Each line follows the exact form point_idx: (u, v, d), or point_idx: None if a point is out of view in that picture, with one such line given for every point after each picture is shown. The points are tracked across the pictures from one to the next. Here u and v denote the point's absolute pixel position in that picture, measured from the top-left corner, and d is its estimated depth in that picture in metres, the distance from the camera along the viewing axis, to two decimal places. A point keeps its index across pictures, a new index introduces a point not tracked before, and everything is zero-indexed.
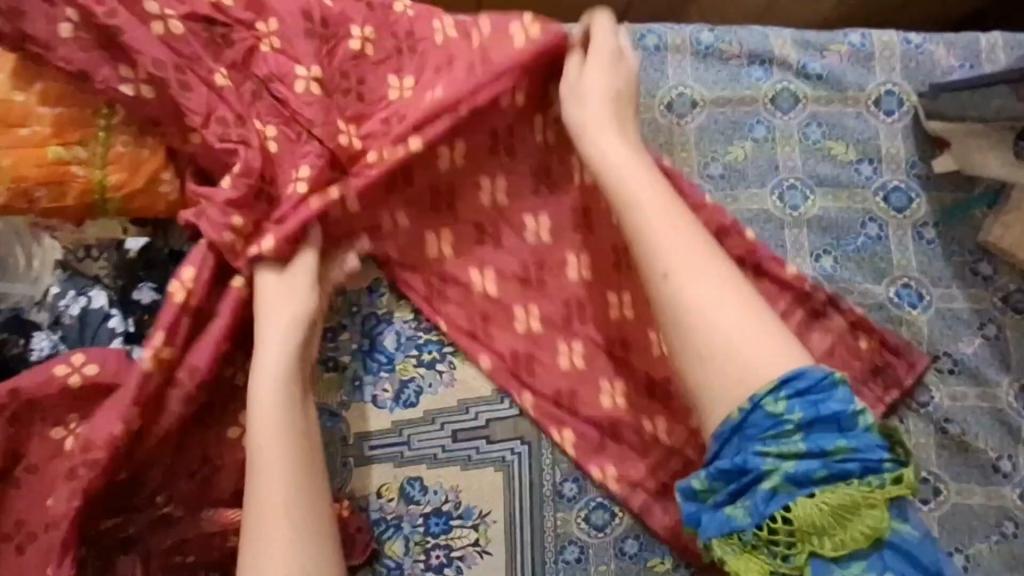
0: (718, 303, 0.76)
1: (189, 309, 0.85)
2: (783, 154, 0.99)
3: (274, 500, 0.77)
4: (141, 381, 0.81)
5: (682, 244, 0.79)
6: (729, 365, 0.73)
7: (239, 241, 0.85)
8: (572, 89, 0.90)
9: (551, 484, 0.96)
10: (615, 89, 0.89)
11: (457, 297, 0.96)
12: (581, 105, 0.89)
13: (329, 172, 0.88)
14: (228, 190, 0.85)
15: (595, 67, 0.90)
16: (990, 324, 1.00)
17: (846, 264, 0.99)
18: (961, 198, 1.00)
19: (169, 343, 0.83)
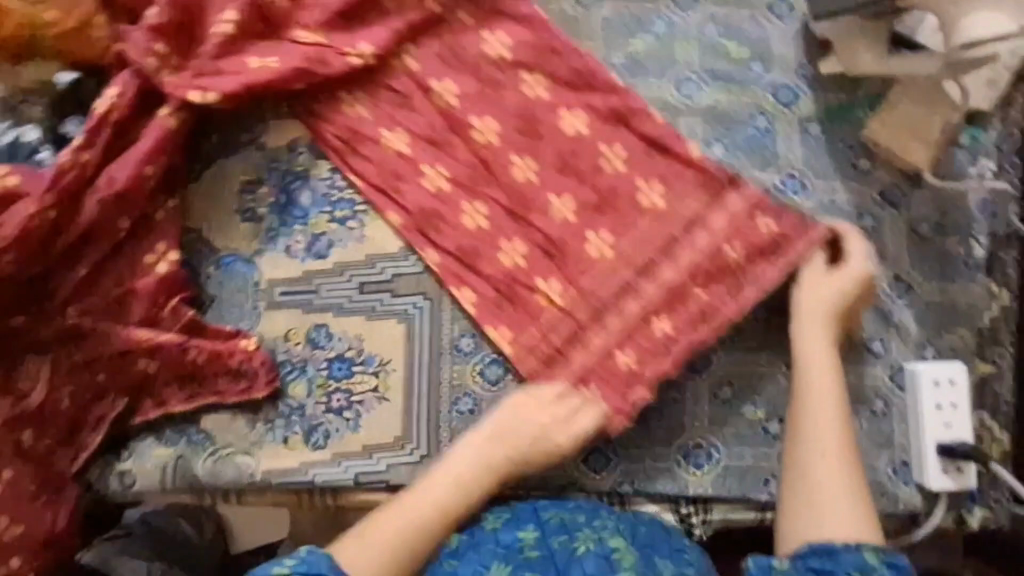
0: (830, 465, 0.88)
1: (109, 123, 0.91)
2: (681, 50, 1.07)
3: (404, 529, 0.86)
4: (56, 176, 0.88)
5: (833, 401, 0.92)
6: (816, 503, 0.87)
7: (161, 65, 0.93)
8: (829, 283, 0.96)
9: (448, 337, 1.02)
10: (843, 305, 0.96)
11: (371, 155, 1.03)
12: (841, 282, 0.96)
13: (255, 24, 0.98)
14: (153, 18, 0.93)
15: (843, 278, 0.96)
16: (869, 216, 1.07)
17: (736, 152, 1.06)
18: (844, 99, 1.08)
19: (88, 147, 0.90)
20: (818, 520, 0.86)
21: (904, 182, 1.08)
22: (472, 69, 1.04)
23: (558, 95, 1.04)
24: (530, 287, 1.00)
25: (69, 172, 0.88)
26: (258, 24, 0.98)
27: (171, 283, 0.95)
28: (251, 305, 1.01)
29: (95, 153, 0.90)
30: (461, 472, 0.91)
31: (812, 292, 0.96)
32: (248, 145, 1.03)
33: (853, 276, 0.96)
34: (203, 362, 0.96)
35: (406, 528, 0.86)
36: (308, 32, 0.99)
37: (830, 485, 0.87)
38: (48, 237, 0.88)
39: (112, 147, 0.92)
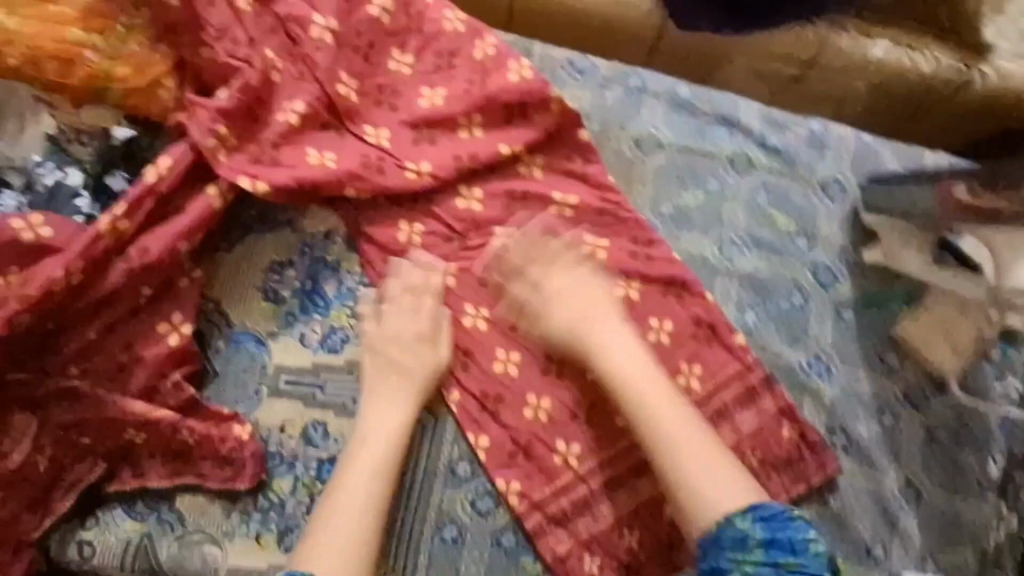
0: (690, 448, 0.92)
1: (155, 194, 0.90)
2: (729, 211, 1.06)
3: (347, 514, 0.88)
4: (88, 244, 0.86)
5: (659, 416, 0.94)
6: (698, 480, 0.90)
7: (220, 148, 0.92)
8: (545, 304, 1.01)
9: (446, 459, 0.99)
10: (593, 304, 0.99)
11: (412, 275, 1.01)
12: (562, 297, 1.01)
13: (324, 114, 0.97)
14: (222, 100, 0.92)
15: (576, 274, 1.01)
16: (888, 414, 1.05)
17: (767, 322, 1.05)
18: (885, 291, 1.07)
19: (127, 216, 0.89)
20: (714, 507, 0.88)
21: (929, 383, 1.06)
22: (520, 204, 1.04)
23: (601, 244, 1.04)
24: (549, 444, 1.00)
25: (104, 238, 0.87)
26: (328, 116, 0.97)
27: (179, 355, 0.93)
28: (253, 388, 0.97)
29: (132, 223, 0.89)
30: (375, 420, 0.94)
31: (559, 301, 1.00)
32: (285, 224, 1.02)
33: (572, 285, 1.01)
34: (192, 445, 0.93)
35: (348, 514, 0.88)
36: (374, 131, 0.99)
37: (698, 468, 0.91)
38: (69, 295, 0.87)
39: (153, 216, 0.91)
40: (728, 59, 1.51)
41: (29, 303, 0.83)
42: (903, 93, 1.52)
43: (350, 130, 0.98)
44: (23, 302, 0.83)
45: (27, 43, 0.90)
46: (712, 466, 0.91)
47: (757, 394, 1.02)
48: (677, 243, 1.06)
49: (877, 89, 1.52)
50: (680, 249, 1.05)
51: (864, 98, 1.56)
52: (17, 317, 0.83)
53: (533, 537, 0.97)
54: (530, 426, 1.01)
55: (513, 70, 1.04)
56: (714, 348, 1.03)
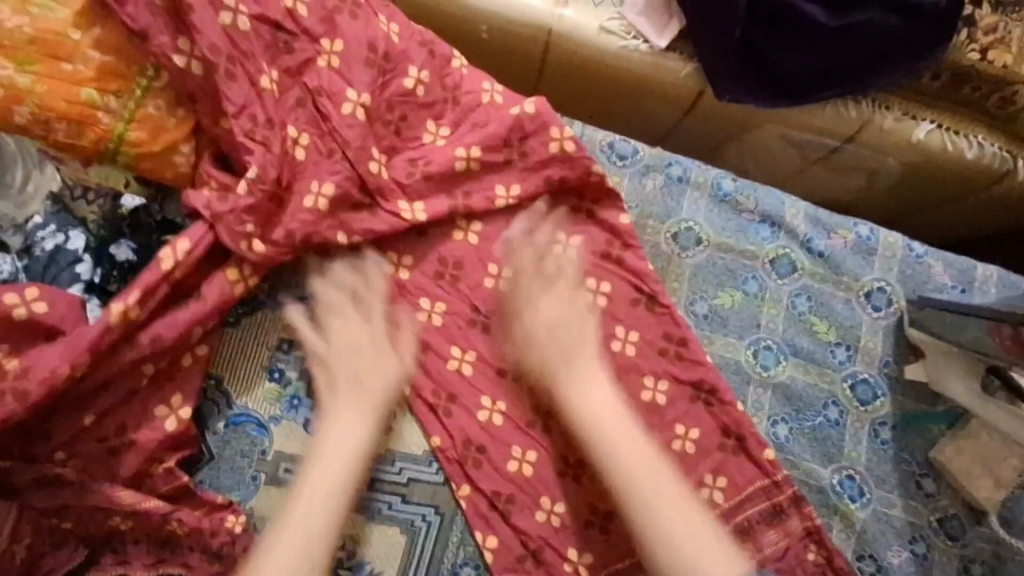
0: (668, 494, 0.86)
1: (172, 279, 0.84)
2: (767, 316, 1.01)
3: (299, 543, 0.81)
4: (100, 333, 0.79)
5: (626, 459, 0.88)
6: (675, 522, 0.84)
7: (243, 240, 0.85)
8: (541, 282, 0.96)
9: (449, 563, 0.92)
10: (579, 331, 0.93)
11: (430, 365, 0.96)
12: (552, 284, 0.95)
13: (357, 194, 0.91)
14: (243, 196, 0.85)
15: (563, 297, 0.95)
16: (921, 541, 0.98)
17: (799, 437, 0.99)
18: (922, 410, 1.02)
19: (142, 303, 0.82)
20: (693, 554, 0.82)
21: (965, 513, 1.00)
22: (551, 287, 0.99)
23: (631, 336, 0.98)
24: (561, 551, 0.93)
25: (116, 329, 0.80)
26: (362, 196, 0.91)
27: (175, 439, 0.87)
28: (251, 474, 0.91)
29: (146, 309, 0.82)
30: (344, 437, 0.88)
31: (540, 314, 0.94)
32: (297, 299, 0.96)
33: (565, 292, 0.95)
34: (180, 534, 0.86)
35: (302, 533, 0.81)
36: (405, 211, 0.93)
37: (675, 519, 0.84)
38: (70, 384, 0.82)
39: (165, 301, 0.85)
40: (759, 125, 1.44)
41: (25, 405, 0.77)
42: (938, 176, 1.47)
43: (381, 212, 0.92)
44: (20, 399, 0.76)
45: (38, 100, 0.83)
46: (686, 506, 0.85)
47: (784, 512, 0.96)
48: (710, 346, 1.00)
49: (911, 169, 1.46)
50: (714, 352, 1.00)
51: (899, 178, 1.50)
52: (14, 417, 0.76)
53: None
54: (543, 530, 0.94)
55: (555, 137, 0.98)
56: (745, 461, 0.97)
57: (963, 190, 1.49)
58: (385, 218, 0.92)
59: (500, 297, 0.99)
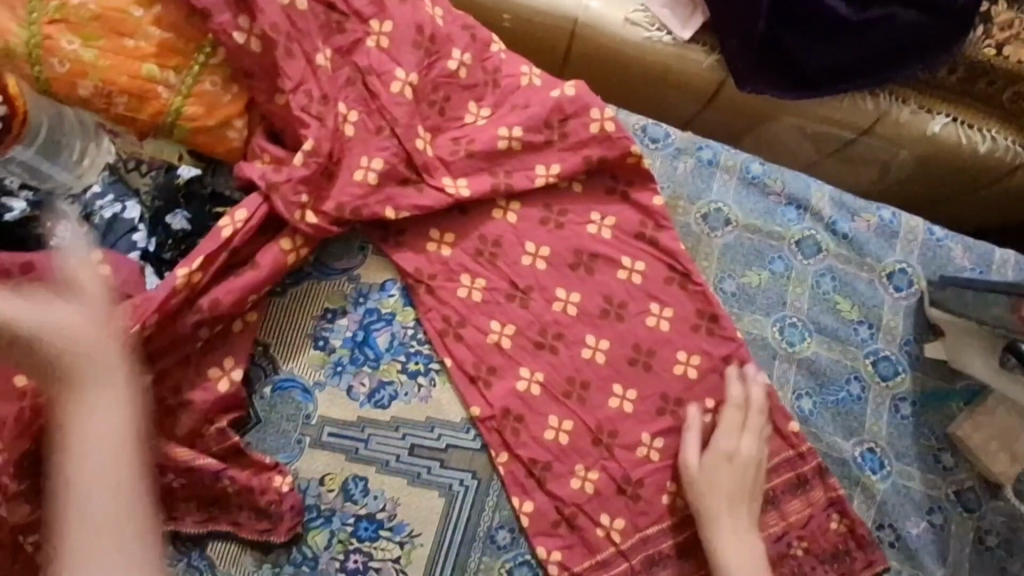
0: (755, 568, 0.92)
1: (230, 247, 0.88)
2: (792, 294, 1.05)
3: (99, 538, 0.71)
4: (165, 296, 0.84)
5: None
6: None
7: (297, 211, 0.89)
8: (729, 424, 0.98)
9: (486, 526, 0.96)
10: (752, 477, 0.97)
11: (470, 339, 0.99)
12: (740, 436, 0.98)
13: (403, 169, 0.94)
14: (299, 168, 0.89)
15: (747, 441, 0.98)
16: (938, 513, 1.02)
17: (822, 411, 1.03)
18: (943, 387, 1.05)
19: (203, 269, 0.86)
20: None
21: (982, 488, 1.04)
22: (586, 264, 1.02)
23: (665, 312, 1.02)
24: (593, 517, 0.97)
25: (178, 294, 0.85)
26: (408, 171, 0.94)
27: (225, 402, 0.90)
28: (295, 437, 0.95)
29: (207, 275, 0.87)
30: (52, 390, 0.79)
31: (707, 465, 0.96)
32: (341, 272, 1.00)
33: (750, 440, 0.98)
34: (232, 492, 0.90)
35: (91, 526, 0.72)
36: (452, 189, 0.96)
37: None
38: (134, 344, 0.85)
39: (223, 270, 0.89)
40: (775, 117, 1.49)
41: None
42: (950, 167, 1.51)
43: (426, 187, 0.95)
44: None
45: (101, 74, 0.87)
46: None
47: (807, 483, 1.00)
48: (738, 323, 1.04)
49: (923, 161, 1.50)
50: (741, 328, 1.04)
51: (912, 172, 1.55)
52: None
53: None
54: (577, 497, 0.97)
55: (595, 119, 1.02)
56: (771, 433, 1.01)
57: (981, 184, 1.53)
58: (430, 194, 0.95)
59: (539, 273, 1.01)
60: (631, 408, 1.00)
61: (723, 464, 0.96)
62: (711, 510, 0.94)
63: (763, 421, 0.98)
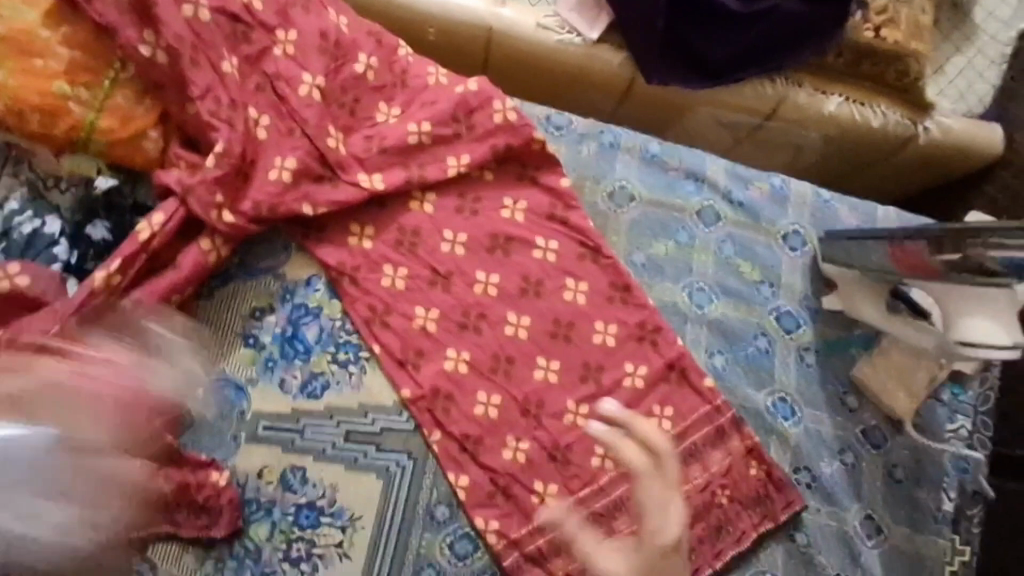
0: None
1: (147, 250, 0.93)
2: (698, 261, 1.12)
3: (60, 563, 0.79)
4: (84, 298, 0.89)
5: None
6: None
7: (215, 211, 0.93)
8: (647, 499, 0.91)
9: (425, 504, 1.00)
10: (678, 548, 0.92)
11: (397, 327, 1.03)
12: (662, 504, 0.92)
13: (317, 167, 0.99)
14: (212, 168, 0.93)
15: (675, 508, 0.92)
16: (848, 452, 1.10)
17: (735, 367, 1.10)
18: (842, 335, 1.14)
19: (122, 270, 0.92)
20: None
21: (887, 425, 1.12)
22: (503, 247, 1.08)
23: (580, 286, 1.08)
24: (528, 485, 1.02)
25: (98, 294, 0.90)
26: (321, 168, 0.99)
27: (155, 405, 0.92)
28: (231, 435, 0.98)
29: (125, 276, 0.93)
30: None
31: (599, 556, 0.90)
32: (267, 271, 1.03)
33: (675, 504, 0.92)
34: (168, 493, 0.92)
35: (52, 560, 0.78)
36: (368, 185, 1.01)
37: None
38: (59, 351, 0.88)
39: (142, 271, 0.94)
40: (689, 107, 1.56)
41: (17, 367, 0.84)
42: (852, 142, 1.60)
43: (341, 183, 1.00)
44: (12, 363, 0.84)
45: (11, 93, 0.90)
46: None
47: (726, 434, 1.07)
48: (651, 291, 1.11)
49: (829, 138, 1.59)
50: (654, 296, 1.11)
51: (820, 150, 1.64)
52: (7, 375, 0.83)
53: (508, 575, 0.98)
54: (509, 467, 1.02)
55: (499, 109, 1.08)
56: (688, 391, 1.08)
57: (882, 156, 1.62)
58: (345, 189, 1.00)
59: (459, 259, 1.06)
60: (555, 378, 1.05)
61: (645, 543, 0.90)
62: None
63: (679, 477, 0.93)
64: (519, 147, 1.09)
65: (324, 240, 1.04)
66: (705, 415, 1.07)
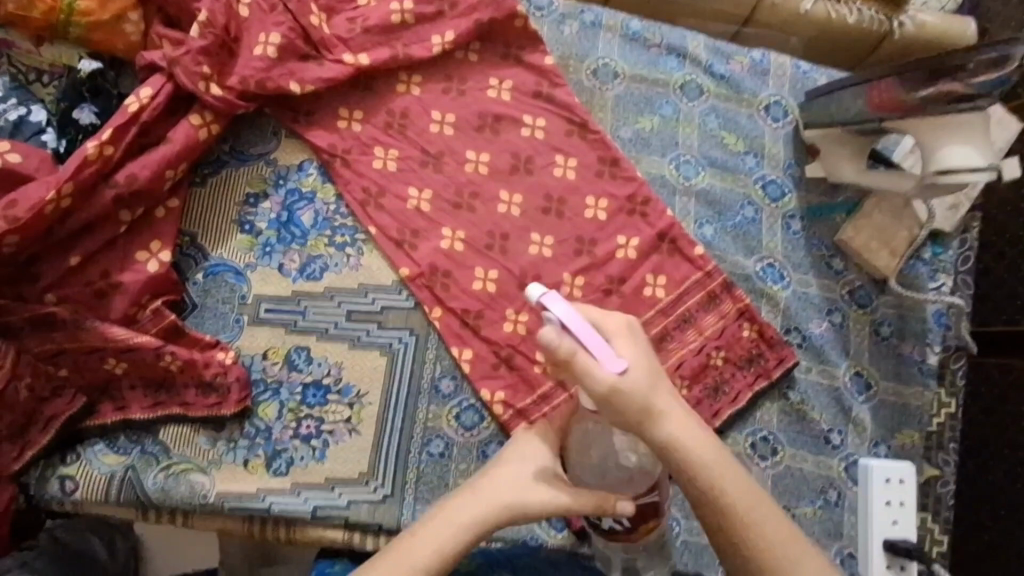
0: (656, 382, 0.72)
1: (138, 122, 0.93)
2: (683, 134, 1.16)
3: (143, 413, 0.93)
4: (77, 168, 0.89)
5: (723, 479, 0.74)
6: (775, 541, 0.73)
7: (204, 85, 0.95)
8: (612, 325, 0.72)
9: (429, 377, 1.02)
10: (658, 383, 0.72)
11: (392, 208, 1.04)
12: (626, 342, 0.72)
13: (300, 44, 1.00)
14: (197, 39, 0.95)
15: (634, 343, 0.72)
16: (837, 312, 1.14)
17: (724, 235, 1.13)
18: (826, 201, 1.17)
19: (113, 142, 0.91)
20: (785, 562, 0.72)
21: (871, 285, 1.15)
22: (491, 126, 1.09)
23: (569, 162, 1.10)
24: (529, 355, 1.03)
25: (91, 164, 0.89)
26: (304, 45, 1.01)
27: (157, 284, 0.94)
28: (234, 317, 0.99)
29: (118, 149, 0.92)
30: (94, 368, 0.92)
31: (529, 441, 0.80)
32: (259, 158, 1.04)
33: (632, 343, 0.72)
34: (175, 371, 0.94)
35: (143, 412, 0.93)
36: (353, 63, 1.02)
37: (639, 362, 0.71)
38: (55, 222, 0.90)
39: (135, 146, 0.94)
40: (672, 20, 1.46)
41: (13, 230, 0.86)
42: (844, 45, 1.46)
43: (326, 60, 1.02)
44: (9, 225, 0.85)
45: None
46: (781, 526, 0.74)
47: (717, 297, 1.10)
48: (638, 165, 1.14)
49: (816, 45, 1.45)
50: (642, 170, 1.14)
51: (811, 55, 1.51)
52: (5, 237, 0.86)
53: None
54: (510, 339, 1.03)
55: None
56: (680, 260, 1.10)
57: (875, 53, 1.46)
58: (331, 67, 1.02)
59: (448, 140, 1.08)
60: (550, 252, 1.07)
61: (634, 357, 0.71)
62: (662, 412, 0.72)
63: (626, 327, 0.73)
64: (501, 26, 1.11)
65: (311, 126, 1.05)
66: (698, 282, 1.09)
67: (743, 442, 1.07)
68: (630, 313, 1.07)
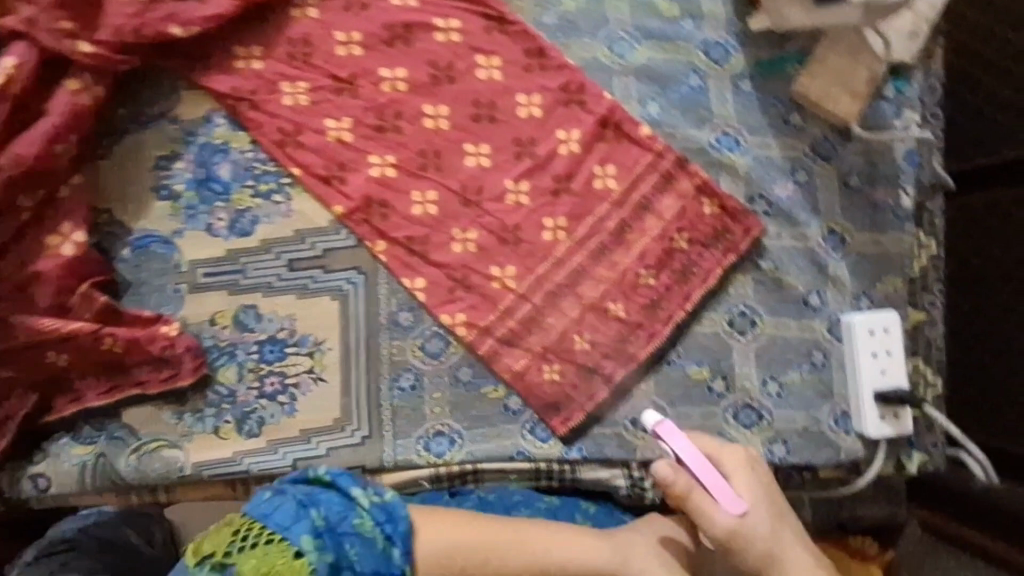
0: (777, 521, 0.80)
1: (10, 96, 0.87)
2: (612, 8, 1.08)
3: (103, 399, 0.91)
4: None
5: None
6: None
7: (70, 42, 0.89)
8: (733, 465, 0.81)
9: (387, 312, 0.98)
10: (780, 522, 0.80)
11: (313, 144, 0.98)
12: (748, 487, 0.80)
13: None
14: None
15: (754, 485, 0.81)
16: (802, 171, 1.07)
17: (671, 110, 1.06)
18: (776, 54, 1.09)
19: None
20: None
21: (835, 135, 1.08)
22: (403, 37, 1.01)
23: (493, 61, 1.02)
24: (485, 272, 0.99)
25: None
26: None
27: (80, 267, 0.90)
28: (172, 287, 0.95)
29: None
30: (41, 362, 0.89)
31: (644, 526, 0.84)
32: (160, 116, 0.98)
33: (754, 487, 0.81)
34: (122, 352, 0.91)
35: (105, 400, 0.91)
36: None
37: (759, 507, 0.79)
38: None
39: (14, 125, 0.88)
40: None
41: None
42: None
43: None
44: None
45: None
46: None
47: (673, 177, 1.04)
48: (569, 51, 1.06)
49: None
50: (574, 56, 1.06)
51: None
52: None
53: (485, 360, 0.98)
54: (461, 259, 0.99)
55: None
56: (627, 144, 1.04)
57: None
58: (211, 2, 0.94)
59: (359, 61, 1.00)
60: (488, 161, 1.01)
61: (757, 497, 0.80)
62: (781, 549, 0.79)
63: (747, 459, 0.82)
64: None
65: (208, 69, 0.98)
66: (647, 163, 1.03)
67: (720, 321, 1.03)
68: (583, 210, 1.02)
